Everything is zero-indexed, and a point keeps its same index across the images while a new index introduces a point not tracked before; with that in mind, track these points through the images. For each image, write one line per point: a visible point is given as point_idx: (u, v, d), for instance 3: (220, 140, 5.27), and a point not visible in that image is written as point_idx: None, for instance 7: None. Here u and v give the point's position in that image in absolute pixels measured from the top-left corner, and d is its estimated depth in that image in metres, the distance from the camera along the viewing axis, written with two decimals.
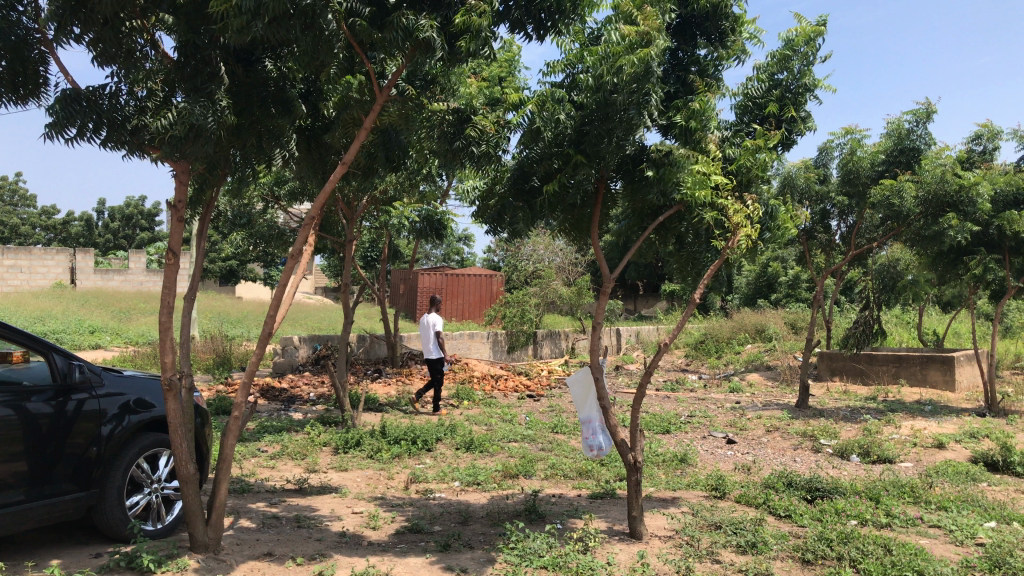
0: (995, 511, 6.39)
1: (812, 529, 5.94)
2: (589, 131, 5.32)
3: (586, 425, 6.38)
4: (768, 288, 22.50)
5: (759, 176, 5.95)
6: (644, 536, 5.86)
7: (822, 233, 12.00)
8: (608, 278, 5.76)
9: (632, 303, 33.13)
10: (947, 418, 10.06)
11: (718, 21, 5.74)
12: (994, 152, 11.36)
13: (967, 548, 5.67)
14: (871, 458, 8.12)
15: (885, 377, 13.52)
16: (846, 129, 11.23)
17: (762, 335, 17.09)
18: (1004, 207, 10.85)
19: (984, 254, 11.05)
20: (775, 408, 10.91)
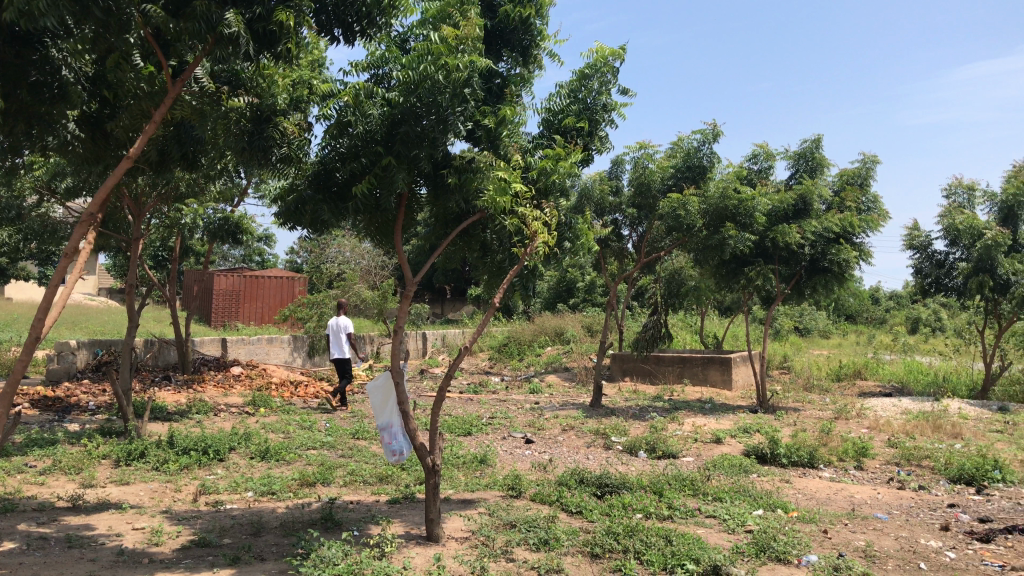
0: (763, 499, 6.95)
1: (601, 524, 6.20)
2: (400, 129, 5.20)
3: (386, 430, 6.35)
4: (567, 293, 23.33)
5: (558, 186, 6.13)
6: (442, 539, 5.89)
7: (615, 241, 12.72)
8: (411, 281, 5.71)
9: (438, 307, 33.28)
10: (725, 414, 10.84)
11: (523, 37, 5.93)
12: (770, 171, 12.32)
13: (738, 535, 6.14)
14: (657, 453, 8.61)
15: (671, 377, 14.37)
16: (640, 144, 11.83)
17: (561, 338, 17.73)
18: (778, 220, 11.85)
19: (761, 263, 12.07)
20: (571, 408, 11.32)
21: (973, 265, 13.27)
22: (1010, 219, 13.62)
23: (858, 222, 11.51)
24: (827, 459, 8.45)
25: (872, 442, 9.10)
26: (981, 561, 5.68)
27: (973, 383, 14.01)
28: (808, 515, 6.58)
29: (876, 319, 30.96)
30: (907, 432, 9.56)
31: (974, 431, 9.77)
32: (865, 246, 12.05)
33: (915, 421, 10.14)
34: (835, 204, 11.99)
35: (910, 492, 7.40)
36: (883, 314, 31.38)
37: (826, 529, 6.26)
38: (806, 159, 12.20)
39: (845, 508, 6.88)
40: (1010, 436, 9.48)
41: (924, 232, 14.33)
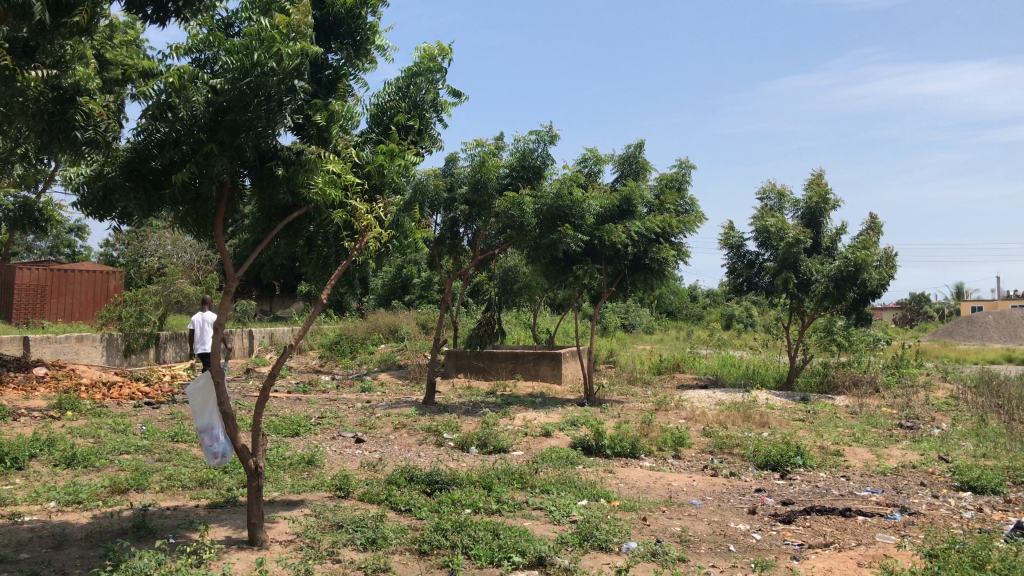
0: (587, 490, 7.17)
1: (429, 521, 6.19)
2: (225, 116, 4.97)
3: (206, 432, 6.07)
4: (401, 291, 23.13)
5: (391, 182, 6.04)
6: (265, 543, 5.68)
7: (450, 238, 12.69)
8: (233, 276, 5.45)
9: (267, 304, 32.20)
10: (554, 408, 11.11)
11: (355, 28, 5.82)
12: (599, 174, 12.75)
13: (562, 526, 6.29)
14: (488, 448, 8.70)
15: (503, 373, 14.56)
16: (477, 142, 11.89)
17: (395, 336, 17.61)
18: (606, 220, 12.24)
19: (589, 262, 12.40)
20: (403, 406, 11.25)
21: (780, 264, 14.24)
22: (812, 223, 14.72)
23: (677, 224, 12.18)
24: (648, 450, 8.82)
25: (689, 432, 9.57)
26: (783, 541, 6.10)
27: (780, 375, 15.06)
28: (629, 503, 6.84)
29: (694, 316, 32.67)
30: (721, 422, 10.14)
31: (780, 419, 10.49)
32: (683, 246, 12.70)
33: (728, 411, 10.77)
34: (656, 206, 12.54)
35: (722, 478, 7.85)
36: (700, 311, 33.14)
37: (645, 516, 6.53)
38: (630, 164, 12.70)
39: (663, 495, 7.19)
40: (811, 423, 10.25)
41: (737, 234, 15.24)
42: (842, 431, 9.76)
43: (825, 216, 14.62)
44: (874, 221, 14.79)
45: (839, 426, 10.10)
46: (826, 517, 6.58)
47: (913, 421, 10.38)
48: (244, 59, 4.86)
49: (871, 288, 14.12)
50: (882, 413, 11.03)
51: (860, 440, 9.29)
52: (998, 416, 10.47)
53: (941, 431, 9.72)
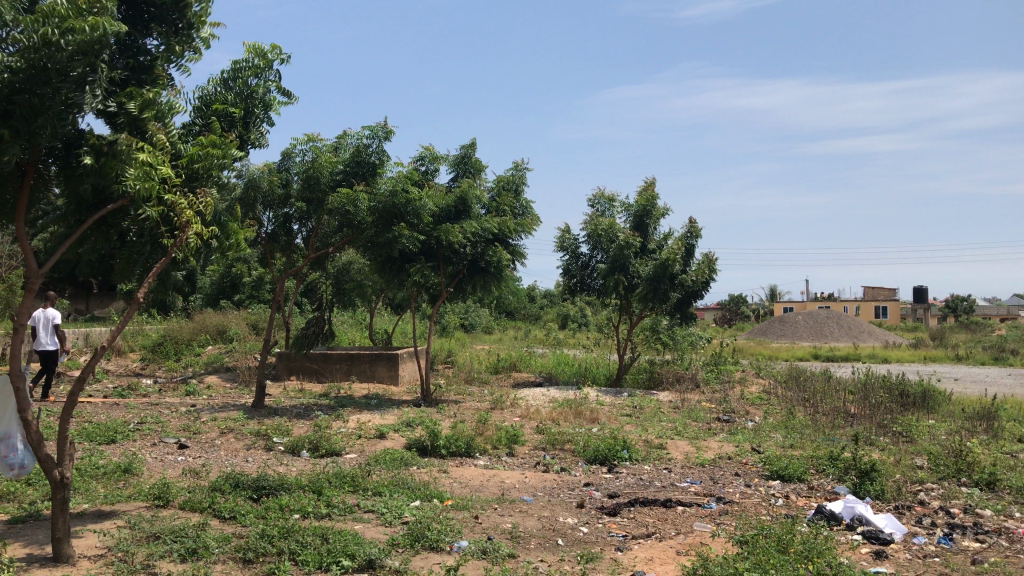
0: (421, 491, 7.13)
1: (255, 528, 5.95)
2: (18, 96, 4.60)
3: (3, 441, 5.56)
4: (232, 290, 22.20)
5: (213, 175, 5.76)
6: (71, 558, 5.29)
7: (283, 236, 12.34)
8: (36, 273, 5.05)
9: (82, 303, 30.10)
10: (389, 409, 11.01)
11: (173, 13, 5.54)
12: (435, 173, 12.74)
13: (394, 528, 6.23)
14: (320, 452, 8.51)
15: (338, 375, 14.28)
16: (309, 137, 11.61)
17: (224, 337, 16.94)
18: (441, 220, 12.25)
19: (423, 262, 12.34)
20: (231, 409, 10.81)
21: (611, 265, 14.74)
22: (641, 227, 15.32)
23: (511, 224, 12.40)
24: (482, 448, 8.90)
25: (522, 429, 9.74)
26: (609, 533, 6.30)
27: (610, 373, 15.62)
28: (462, 502, 6.86)
29: (531, 316, 33.29)
30: (553, 419, 10.37)
31: (608, 415, 10.86)
32: (519, 248, 12.90)
33: (560, 408, 11.05)
34: (492, 207, 12.71)
35: (553, 474, 8.03)
36: (537, 311, 33.83)
37: (477, 515, 6.57)
38: (465, 164, 12.78)
39: (495, 493, 7.27)
40: (637, 419, 10.68)
41: (573, 235, 15.64)
42: (665, 426, 10.22)
43: (652, 220, 15.26)
44: (695, 226, 15.58)
45: (663, 420, 10.57)
46: (649, 508, 6.85)
47: (730, 415, 11.02)
48: (39, 36, 4.53)
49: (693, 289, 14.84)
50: (702, 407, 11.64)
51: (682, 433, 9.76)
52: (803, 408, 11.29)
53: (754, 424, 10.37)
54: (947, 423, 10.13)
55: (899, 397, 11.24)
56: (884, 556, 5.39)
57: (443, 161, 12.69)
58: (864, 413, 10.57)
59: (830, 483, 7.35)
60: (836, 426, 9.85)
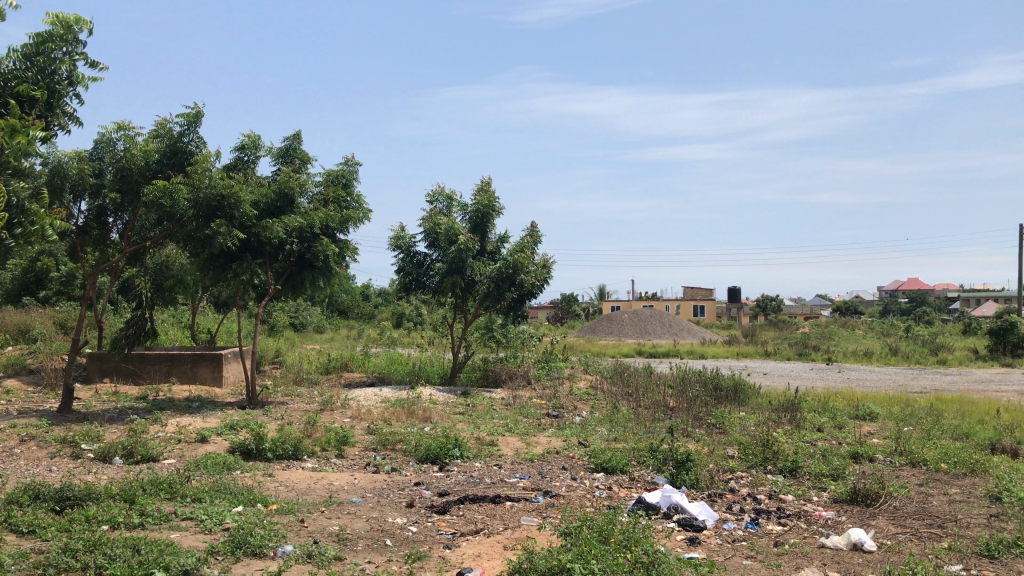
0: (243, 496, 6.86)
1: (57, 542, 5.52)
2: None
3: None
4: (36, 286, 20.54)
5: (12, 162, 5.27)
6: None
7: (95, 230, 11.64)
8: None
9: None
10: (212, 412, 10.54)
11: None
12: (257, 163, 12.30)
13: (213, 535, 5.96)
14: (134, 458, 8.02)
15: (157, 377, 13.54)
16: (118, 124, 10.92)
17: (26, 337, 15.66)
18: (263, 214, 11.85)
19: (249, 259, 11.88)
20: (33, 415, 10.00)
21: (447, 265, 14.74)
22: (480, 228, 15.41)
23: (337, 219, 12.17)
24: (310, 450, 8.67)
25: (352, 430, 9.58)
26: (438, 531, 6.30)
27: (444, 371, 15.65)
28: (287, 506, 6.65)
29: (365, 314, 32.85)
30: (384, 419, 10.27)
31: (441, 414, 10.87)
32: (350, 243, 12.70)
33: (392, 408, 10.95)
34: (319, 202, 12.44)
35: (383, 474, 7.94)
36: (371, 309, 33.43)
37: (303, 518, 6.39)
38: (288, 156, 12.45)
39: (323, 495, 7.10)
40: (470, 417, 10.75)
41: (410, 235, 15.52)
42: (496, 423, 10.36)
43: (490, 221, 15.42)
44: (535, 229, 15.85)
45: (494, 417, 10.71)
46: (478, 504, 6.91)
47: (559, 411, 11.32)
48: None
49: (529, 290, 15.12)
50: (532, 404, 11.89)
51: (512, 430, 9.91)
52: (627, 403, 11.74)
53: (581, 419, 10.69)
54: (756, 415, 10.83)
55: (714, 391, 11.92)
56: (697, 542, 5.69)
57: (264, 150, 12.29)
58: (682, 407, 11.12)
59: (650, 474, 7.67)
60: (657, 419, 10.32)
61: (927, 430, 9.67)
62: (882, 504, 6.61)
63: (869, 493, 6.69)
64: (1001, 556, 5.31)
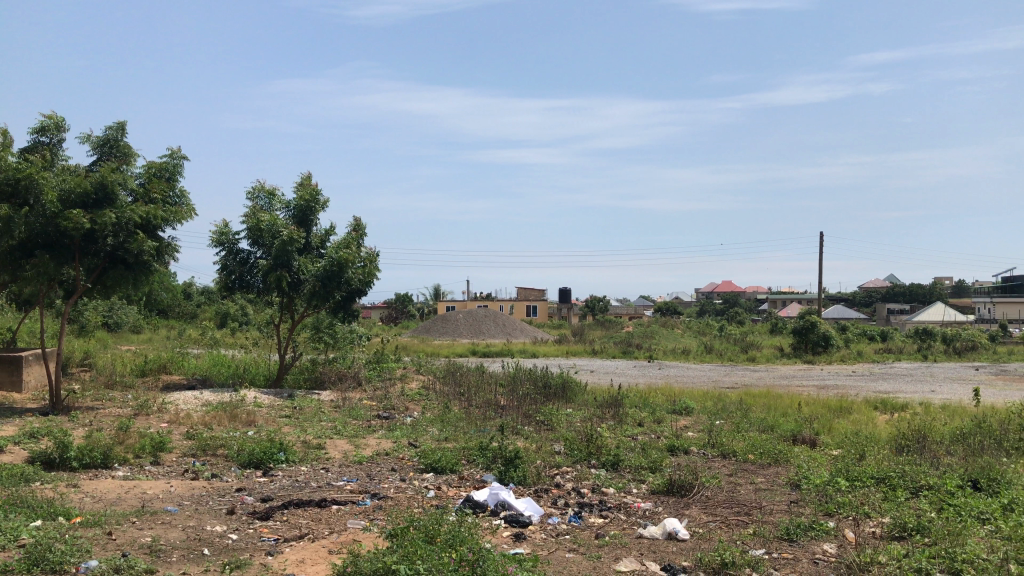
0: (43, 509, 6.34)
1: None
2: None
3: None
4: None
5: None
6: None
7: None
8: None
9: None
10: (8, 419, 9.70)
11: None
12: (59, 148, 11.77)
13: (6, 553, 5.48)
14: None
15: None
16: None
17: None
18: (73, 206, 10.99)
19: (52, 256, 11.00)
20: None
21: (271, 262, 14.27)
22: (304, 223, 15.06)
23: (159, 214, 11.52)
24: (121, 458, 8.15)
25: (169, 436, 9.08)
26: (259, 538, 6.08)
27: (270, 373, 15.16)
28: (93, 518, 6.21)
29: (187, 314, 31.35)
30: (204, 424, 9.81)
31: (266, 417, 10.51)
32: (171, 242, 12.09)
33: (213, 412, 10.49)
34: (139, 195, 11.72)
35: (201, 481, 7.58)
36: (193, 309, 31.93)
37: (110, 531, 5.99)
38: (109, 147, 11.74)
39: (134, 505, 6.69)
40: (296, 420, 10.44)
41: (231, 231, 14.90)
42: (324, 425, 10.13)
43: (314, 216, 15.10)
44: (360, 223, 15.65)
45: (322, 419, 10.47)
46: (303, 510, 6.72)
47: (389, 412, 11.22)
48: None
49: (358, 287, 15.11)
50: (362, 405, 11.71)
51: (340, 432, 9.72)
52: (458, 402, 11.80)
53: (411, 419, 10.65)
54: (581, 411, 11.17)
55: (542, 389, 12.19)
56: (522, 538, 5.78)
57: (70, 133, 11.57)
58: (511, 405, 11.30)
59: (479, 472, 7.74)
60: (487, 418, 10.43)
61: (737, 423, 10.30)
62: (695, 494, 6.97)
63: (684, 484, 7.04)
64: (799, 538, 5.73)
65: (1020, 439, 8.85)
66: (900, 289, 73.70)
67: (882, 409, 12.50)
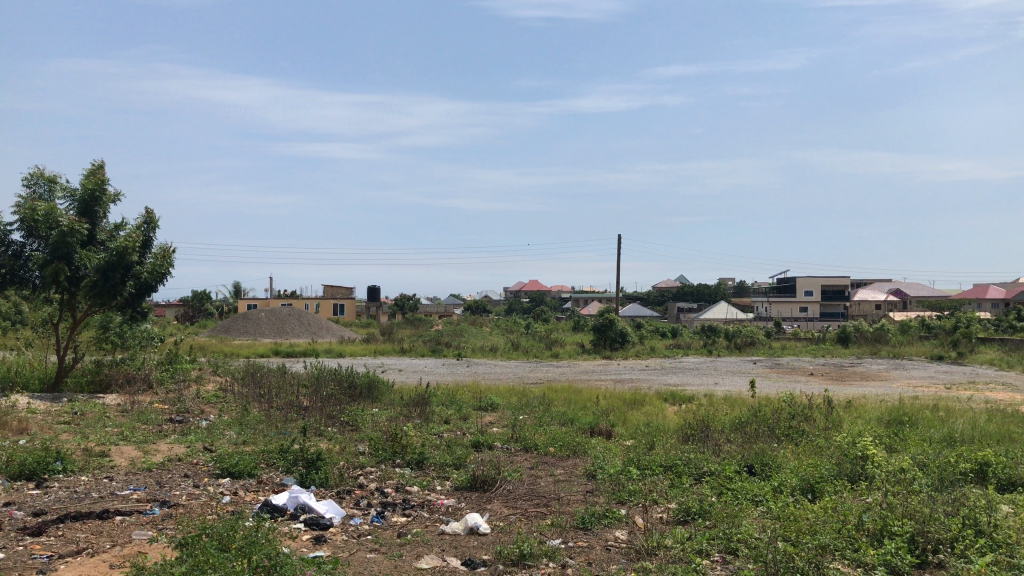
0: None
1: None
2: None
3: None
4: None
5: None
6: None
7: None
8: None
9: None
10: None
11: None
12: None
13: None
14: None
15: None
16: None
17: None
18: None
19: None
20: None
21: (49, 256, 13.16)
22: (88, 215, 13.98)
23: None
24: None
25: None
26: (29, 555, 5.56)
27: (47, 375, 13.96)
28: None
29: None
30: None
31: (41, 424, 9.65)
32: None
33: None
34: None
35: None
36: None
37: None
38: None
39: None
40: (76, 426, 9.67)
41: None
42: (109, 431, 9.44)
43: (100, 208, 14.06)
44: (152, 216, 14.73)
45: (106, 425, 9.76)
46: (81, 523, 6.22)
47: (182, 415, 10.63)
48: None
49: (149, 283, 14.33)
50: (152, 409, 11.02)
51: (127, 438, 9.10)
52: (258, 404, 11.38)
53: (207, 422, 10.15)
54: (387, 410, 11.09)
55: (348, 389, 12.01)
56: (322, 540, 5.66)
57: None
58: (315, 406, 11.04)
59: (279, 475, 7.49)
60: (288, 420, 10.13)
61: (539, 418, 10.61)
62: (498, 488, 7.11)
63: (486, 479, 7.16)
64: (594, 526, 5.98)
65: (789, 426, 9.69)
66: (690, 289, 78.66)
67: (671, 401, 13.29)
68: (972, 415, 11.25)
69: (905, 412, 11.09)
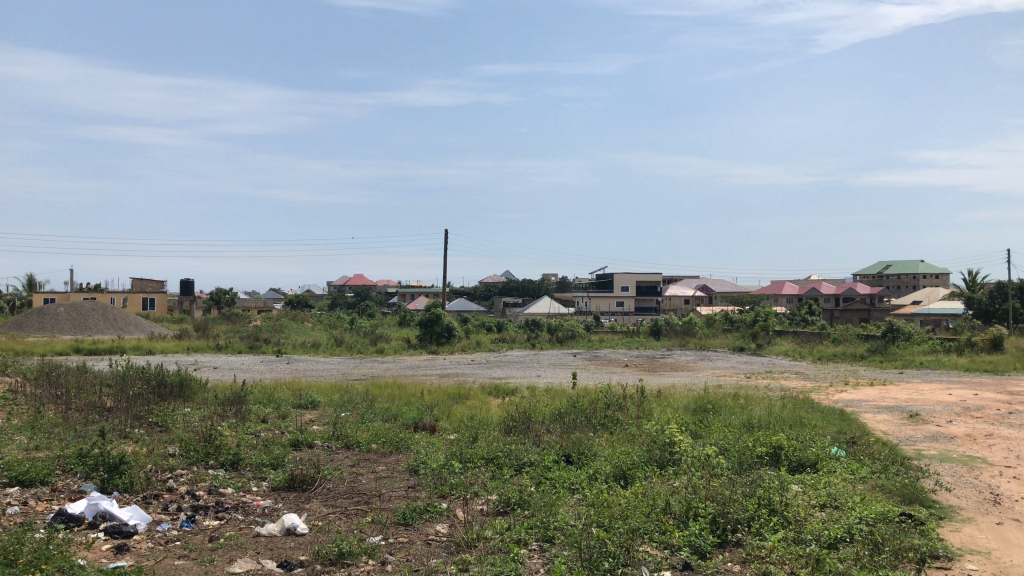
0: None
1: None
2: None
3: None
4: None
5: None
6: None
7: None
8: None
9: None
10: None
11: None
12: None
13: None
14: None
15: None
16: None
17: None
18: None
19: None
20: None
21: None
22: None
23: None
24: None
25: None
26: None
27: None
28: None
29: None
30: None
31: None
32: None
33: None
34: None
35: None
36: None
37: None
38: None
39: None
40: None
41: None
42: None
43: None
44: None
45: None
46: None
47: None
48: None
49: None
50: None
51: None
52: (53, 406, 10.53)
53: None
54: (199, 410, 10.56)
55: (156, 388, 11.33)
56: (124, 549, 5.30)
57: None
58: (119, 407, 10.33)
59: (76, 482, 6.96)
60: (87, 423, 9.44)
61: (361, 414, 10.45)
62: (317, 487, 6.94)
63: (305, 479, 6.97)
64: (414, 522, 5.96)
65: (605, 415, 10.07)
66: (514, 283, 80.14)
67: (494, 395, 13.49)
68: (768, 402, 12.12)
69: (710, 400, 11.79)
